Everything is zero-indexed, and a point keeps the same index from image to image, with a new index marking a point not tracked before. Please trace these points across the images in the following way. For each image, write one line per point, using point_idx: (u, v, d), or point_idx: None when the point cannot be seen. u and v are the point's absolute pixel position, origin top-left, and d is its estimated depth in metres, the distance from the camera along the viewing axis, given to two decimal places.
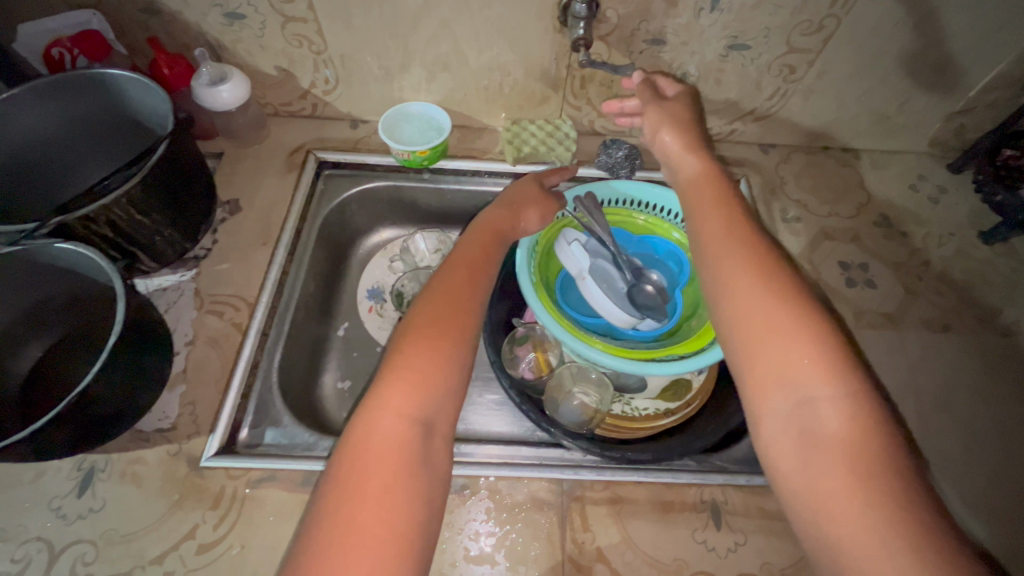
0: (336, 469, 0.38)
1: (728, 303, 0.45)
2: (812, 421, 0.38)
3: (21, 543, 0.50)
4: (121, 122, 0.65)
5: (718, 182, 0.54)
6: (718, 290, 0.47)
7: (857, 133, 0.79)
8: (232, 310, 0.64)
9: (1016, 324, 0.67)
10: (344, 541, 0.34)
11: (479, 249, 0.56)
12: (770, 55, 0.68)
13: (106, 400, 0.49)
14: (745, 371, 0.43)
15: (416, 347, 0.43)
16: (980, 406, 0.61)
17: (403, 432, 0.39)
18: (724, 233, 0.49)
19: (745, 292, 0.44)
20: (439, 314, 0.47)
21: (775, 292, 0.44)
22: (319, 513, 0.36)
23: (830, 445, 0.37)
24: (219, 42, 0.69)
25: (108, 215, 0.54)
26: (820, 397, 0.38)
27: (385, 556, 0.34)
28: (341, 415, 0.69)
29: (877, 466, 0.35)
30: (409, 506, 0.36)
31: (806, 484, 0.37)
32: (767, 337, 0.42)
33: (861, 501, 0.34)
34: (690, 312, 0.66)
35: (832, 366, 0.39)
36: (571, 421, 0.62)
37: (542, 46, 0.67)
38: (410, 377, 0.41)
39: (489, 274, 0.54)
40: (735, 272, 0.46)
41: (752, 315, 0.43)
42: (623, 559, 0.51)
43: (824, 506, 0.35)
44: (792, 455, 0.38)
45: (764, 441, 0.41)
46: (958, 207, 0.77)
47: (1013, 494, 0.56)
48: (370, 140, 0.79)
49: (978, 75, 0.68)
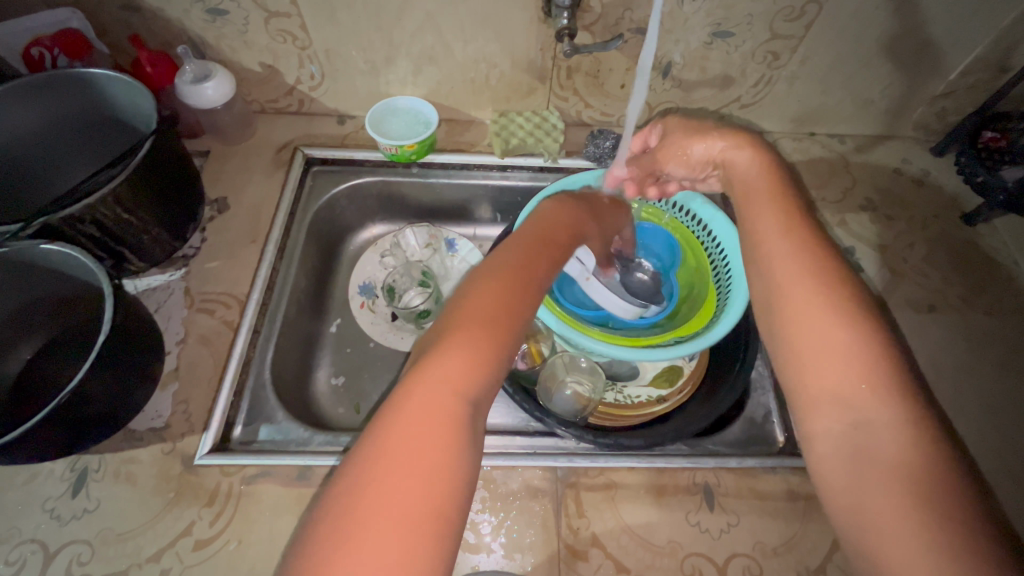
0: (379, 432, 0.36)
1: (785, 318, 0.44)
2: (865, 440, 0.37)
3: (16, 545, 0.50)
4: (105, 122, 0.65)
5: (773, 181, 0.53)
6: (773, 300, 0.46)
7: (842, 119, 0.80)
8: (223, 308, 0.64)
9: (999, 304, 0.69)
10: (382, 506, 0.32)
11: (547, 231, 0.54)
12: (753, 42, 0.68)
13: (98, 399, 0.49)
14: (798, 387, 0.42)
15: (472, 321, 0.42)
16: (965, 384, 0.62)
17: (454, 405, 0.37)
18: (785, 243, 0.48)
19: (805, 306, 0.43)
20: (500, 291, 0.45)
21: (832, 303, 0.42)
22: (353, 474, 0.34)
23: (881, 466, 0.36)
24: (202, 39, 0.68)
25: (93, 215, 0.54)
26: (874, 417, 0.37)
27: (423, 535, 0.32)
28: (336, 410, 0.69)
29: (932, 490, 0.33)
30: (452, 485, 0.34)
31: (855, 503, 0.36)
32: (821, 351, 0.41)
33: (913, 524, 0.32)
34: (686, 294, 0.68)
35: (890, 386, 0.38)
36: (565, 410, 0.62)
37: (527, 38, 0.67)
38: (468, 352, 0.40)
39: (554, 249, 0.52)
40: (792, 278, 0.45)
41: (808, 328, 0.43)
42: (618, 543, 0.52)
43: (872, 525, 0.34)
44: (842, 474, 0.37)
45: (815, 455, 0.40)
46: (941, 190, 0.78)
47: (995, 468, 0.57)
48: (358, 135, 0.79)
49: (959, 57, 0.69)
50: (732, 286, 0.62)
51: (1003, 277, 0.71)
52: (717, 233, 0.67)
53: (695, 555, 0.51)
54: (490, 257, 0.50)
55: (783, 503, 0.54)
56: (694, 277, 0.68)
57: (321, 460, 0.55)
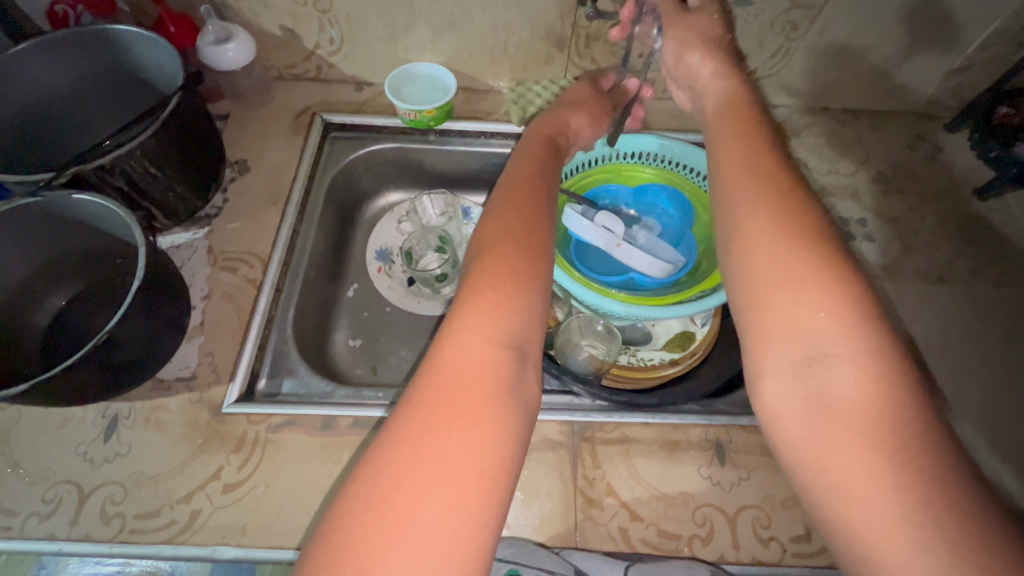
0: (419, 387, 0.37)
1: (747, 254, 0.40)
2: (825, 385, 0.35)
3: (51, 485, 0.52)
4: (126, 81, 0.65)
5: (741, 115, 0.51)
6: (733, 232, 0.42)
7: (857, 93, 0.80)
8: (245, 267, 0.65)
9: (1007, 275, 0.70)
10: (436, 455, 0.33)
11: (539, 174, 0.54)
12: (772, 12, 0.68)
13: (131, 345, 0.51)
14: (754, 329, 0.39)
15: (497, 274, 0.42)
16: (971, 351, 0.64)
17: (491, 354, 0.38)
18: (745, 173, 0.44)
19: (764, 240, 0.40)
20: (517, 238, 0.45)
21: (793, 242, 0.39)
22: (400, 426, 0.35)
23: (831, 379, 0.35)
24: (224, 0, 0.69)
25: (122, 167, 0.55)
26: (836, 356, 0.35)
27: (482, 475, 0.33)
28: (354, 370, 0.71)
29: (898, 433, 0.31)
30: (498, 436, 0.35)
31: (816, 456, 0.34)
32: (772, 265, 0.39)
33: (877, 469, 0.31)
34: (704, 249, 0.67)
35: (851, 321, 0.35)
36: (580, 369, 0.63)
37: (547, 4, 0.68)
38: (496, 301, 0.40)
39: (552, 200, 0.51)
40: (756, 219, 0.41)
41: (776, 274, 0.38)
42: (632, 494, 0.53)
43: (833, 478, 0.33)
44: (801, 422, 0.36)
45: (765, 394, 0.38)
46: (953, 165, 0.79)
47: (1000, 430, 0.59)
48: (376, 103, 0.79)
49: (976, 31, 0.69)
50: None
51: (1011, 250, 0.72)
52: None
53: (706, 506, 0.53)
54: (493, 206, 0.49)
55: None
56: (708, 229, 0.68)
57: (343, 411, 0.56)
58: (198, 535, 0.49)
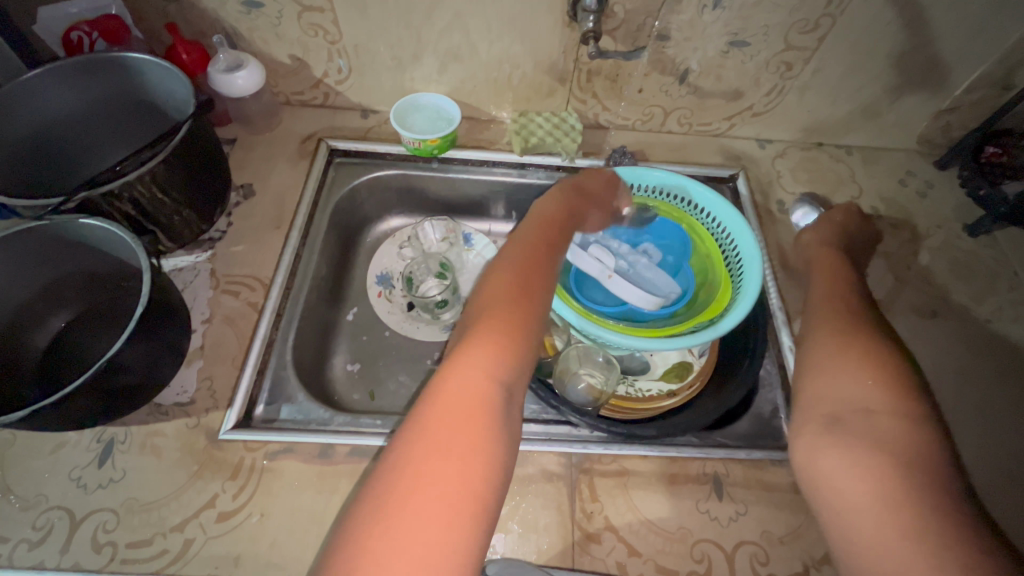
0: (416, 420, 0.38)
1: (815, 335, 0.52)
2: (867, 430, 0.42)
3: (42, 511, 0.51)
4: (138, 106, 0.66)
5: (825, 249, 0.66)
6: (810, 324, 0.54)
7: (850, 130, 0.83)
8: (248, 290, 0.66)
9: (999, 311, 0.71)
10: (426, 484, 0.34)
11: (547, 222, 0.59)
12: (768, 52, 0.71)
13: (132, 369, 0.51)
14: (809, 389, 0.48)
15: (500, 314, 0.45)
16: (965, 386, 0.65)
17: (486, 390, 0.40)
18: (829, 288, 0.58)
19: (828, 328, 0.52)
20: (515, 282, 0.49)
21: (852, 331, 0.50)
22: (399, 455, 0.36)
23: (872, 427, 0.42)
24: (236, 30, 0.70)
25: (131, 193, 0.55)
26: (878, 411, 0.43)
27: (466, 511, 0.34)
28: (351, 396, 0.70)
29: (923, 474, 0.38)
30: (485, 472, 0.36)
31: (847, 484, 0.41)
32: (834, 344, 0.49)
33: (899, 498, 0.37)
34: (702, 281, 0.68)
35: (897, 389, 0.43)
36: (578, 400, 0.62)
37: (551, 40, 0.70)
38: (494, 341, 0.43)
39: (559, 250, 0.56)
40: (829, 315, 0.53)
41: (825, 352, 0.49)
42: (630, 528, 0.53)
43: (861, 502, 0.39)
44: (835, 458, 0.42)
45: (808, 439, 0.45)
46: (945, 201, 0.81)
47: (997, 467, 0.59)
48: (381, 130, 0.81)
49: (964, 74, 0.72)
50: (745, 268, 0.64)
51: (1003, 286, 0.73)
52: (724, 222, 0.69)
53: (704, 541, 0.53)
54: (500, 255, 0.54)
55: (789, 494, 0.56)
56: (706, 261, 0.69)
57: (341, 439, 0.56)
58: (191, 565, 0.49)
